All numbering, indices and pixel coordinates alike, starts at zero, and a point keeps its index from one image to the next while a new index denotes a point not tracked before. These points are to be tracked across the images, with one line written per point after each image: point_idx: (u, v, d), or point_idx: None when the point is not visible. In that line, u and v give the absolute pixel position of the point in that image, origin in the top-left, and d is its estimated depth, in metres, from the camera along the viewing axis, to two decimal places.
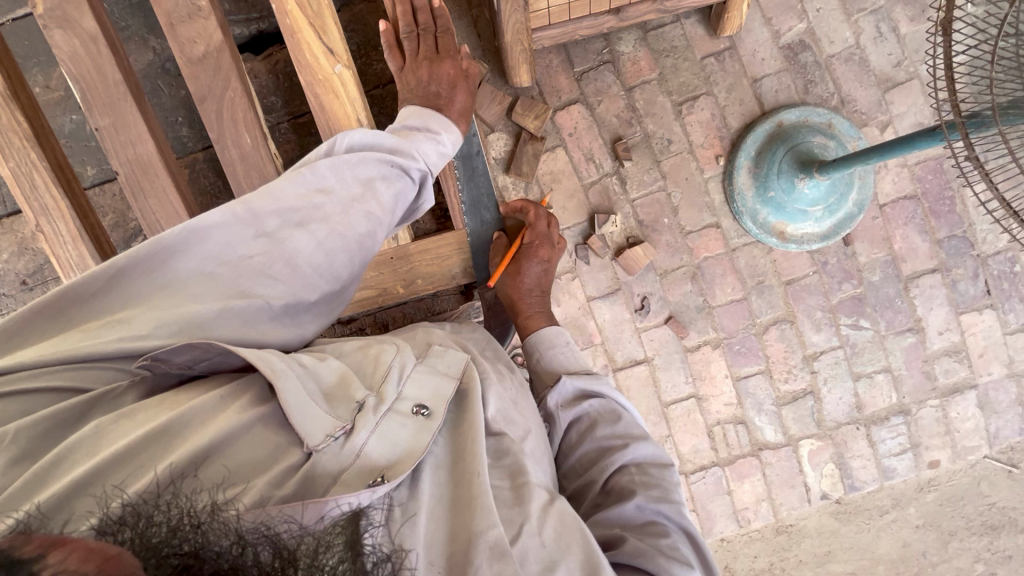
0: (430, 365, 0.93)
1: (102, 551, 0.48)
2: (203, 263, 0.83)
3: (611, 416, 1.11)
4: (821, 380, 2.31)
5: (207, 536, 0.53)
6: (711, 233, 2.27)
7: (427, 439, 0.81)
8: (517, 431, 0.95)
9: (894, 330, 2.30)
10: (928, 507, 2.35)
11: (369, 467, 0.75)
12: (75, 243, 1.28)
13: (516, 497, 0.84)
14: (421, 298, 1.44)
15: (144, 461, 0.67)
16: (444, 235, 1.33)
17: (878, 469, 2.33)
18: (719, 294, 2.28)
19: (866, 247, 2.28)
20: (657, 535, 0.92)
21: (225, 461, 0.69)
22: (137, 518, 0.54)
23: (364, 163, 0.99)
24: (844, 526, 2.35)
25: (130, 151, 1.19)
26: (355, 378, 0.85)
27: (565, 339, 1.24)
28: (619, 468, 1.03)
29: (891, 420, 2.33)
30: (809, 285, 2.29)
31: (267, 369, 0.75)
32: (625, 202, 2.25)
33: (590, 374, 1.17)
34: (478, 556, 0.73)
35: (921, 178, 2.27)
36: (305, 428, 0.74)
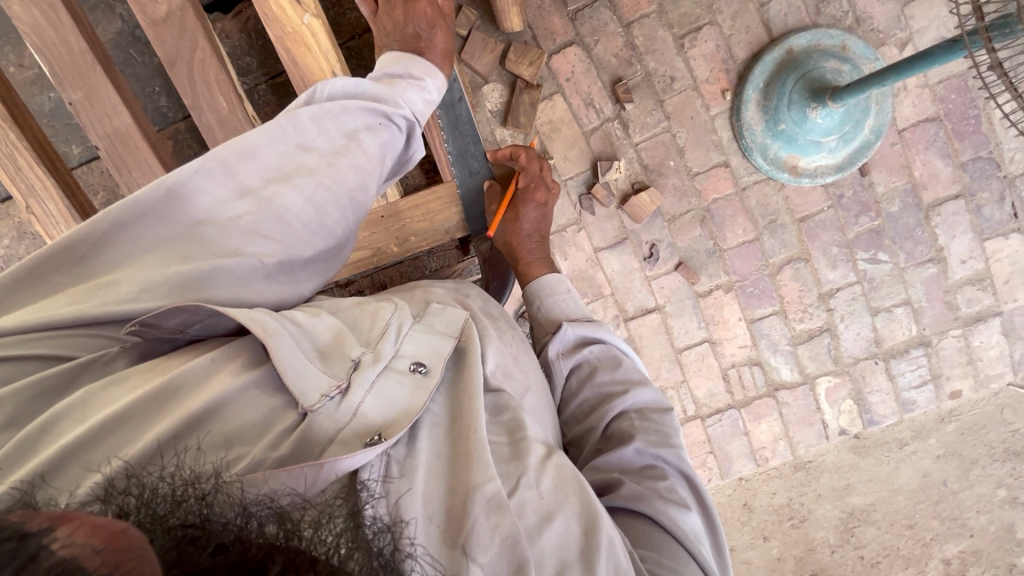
0: (428, 325, 0.92)
1: (109, 526, 0.46)
2: (187, 223, 0.82)
3: (610, 361, 1.11)
4: (838, 318, 2.27)
5: (212, 509, 0.53)
6: (720, 173, 2.19)
7: (424, 397, 0.81)
8: (515, 387, 0.95)
9: (914, 262, 2.22)
10: (949, 437, 2.34)
11: (367, 426, 0.76)
12: (67, 222, 1.28)
13: (514, 450, 0.84)
14: (416, 256, 1.38)
15: (140, 426, 0.68)
16: (433, 188, 1.31)
17: (897, 402, 2.32)
18: (730, 236, 2.22)
19: (884, 176, 2.18)
20: (657, 478, 0.93)
21: (221, 425, 0.70)
22: (138, 486, 0.55)
23: (346, 114, 0.95)
24: (863, 460, 2.36)
25: (107, 124, 1.17)
26: (350, 336, 0.84)
27: (565, 286, 1.23)
28: (619, 414, 1.03)
29: (911, 353, 2.29)
30: (824, 221, 2.21)
31: (259, 329, 0.75)
32: (628, 147, 2.18)
33: (591, 321, 1.16)
34: (475, 509, 0.73)
35: (943, 99, 2.13)
36: (301, 389, 0.74)
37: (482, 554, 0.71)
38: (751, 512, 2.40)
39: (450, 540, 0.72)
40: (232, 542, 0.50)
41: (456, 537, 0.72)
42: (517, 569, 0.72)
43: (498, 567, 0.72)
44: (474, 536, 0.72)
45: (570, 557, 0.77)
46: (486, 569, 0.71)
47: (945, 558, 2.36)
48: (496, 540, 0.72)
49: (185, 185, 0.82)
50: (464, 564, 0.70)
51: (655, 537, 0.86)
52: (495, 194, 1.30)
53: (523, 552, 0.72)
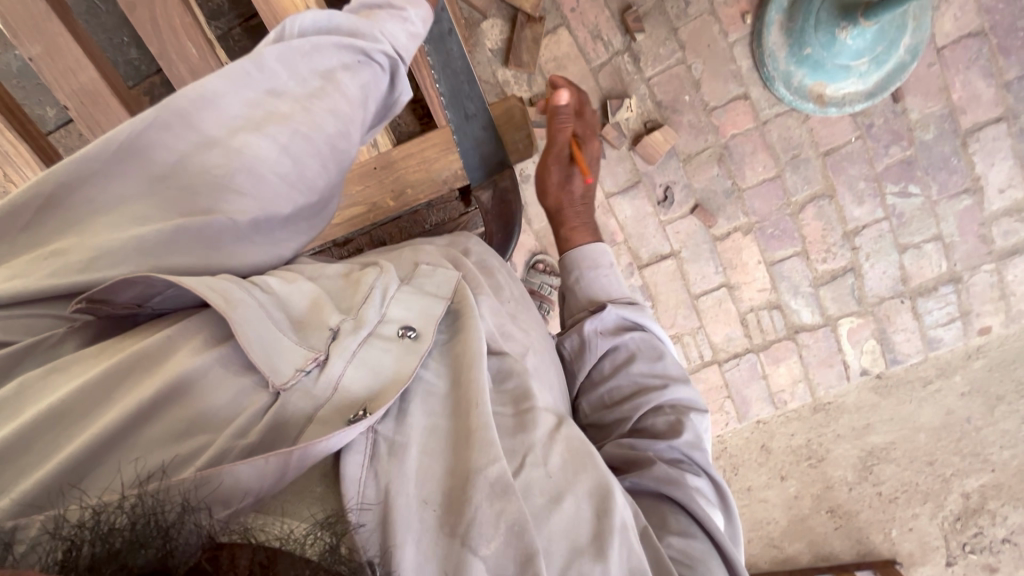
0: (417, 286, 0.89)
1: None
2: (143, 180, 0.74)
3: (650, 351, 1.08)
4: (863, 257, 2.17)
5: (177, 539, 0.49)
6: (739, 106, 2.05)
7: (413, 365, 0.75)
8: (516, 348, 0.94)
9: (947, 194, 2.09)
10: (976, 374, 2.28)
11: (349, 402, 0.69)
12: None
13: (519, 422, 0.82)
14: (415, 210, 1.29)
15: (87, 414, 0.61)
16: (427, 135, 1.24)
17: (922, 341, 2.25)
18: (750, 174, 2.11)
19: (918, 101, 2.01)
20: (689, 474, 0.95)
21: (184, 409, 0.63)
22: (94, 518, 0.49)
23: (320, 53, 0.87)
24: (884, 399, 2.33)
25: (74, 80, 1.11)
26: (329, 302, 0.78)
27: (609, 262, 1.17)
28: (654, 407, 1.03)
29: (940, 290, 2.20)
30: (851, 153, 2.07)
31: (221, 301, 0.67)
32: (639, 83, 2.04)
33: (632, 305, 1.13)
34: (478, 492, 0.69)
35: (989, 10, 1.94)
36: (273, 365, 0.67)
37: (484, 546, 0.68)
38: (769, 454, 2.40)
39: (449, 523, 0.68)
40: None
41: (455, 528, 0.68)
42: (525, 559, 0.68)
43: (502, 557, 0.68)
44: (476, 524, 0.68)
45: (581, 544, 0.74)
46: (488, 562, 0.68)
47: (965, 492, 2.35)
48: (502, 526, 0.69)
49: (137, 140, 0.74)
50: (465, 555, 0.67)
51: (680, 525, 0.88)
52: (563, 142, 1.19)
53: (532, 540, 0.68)
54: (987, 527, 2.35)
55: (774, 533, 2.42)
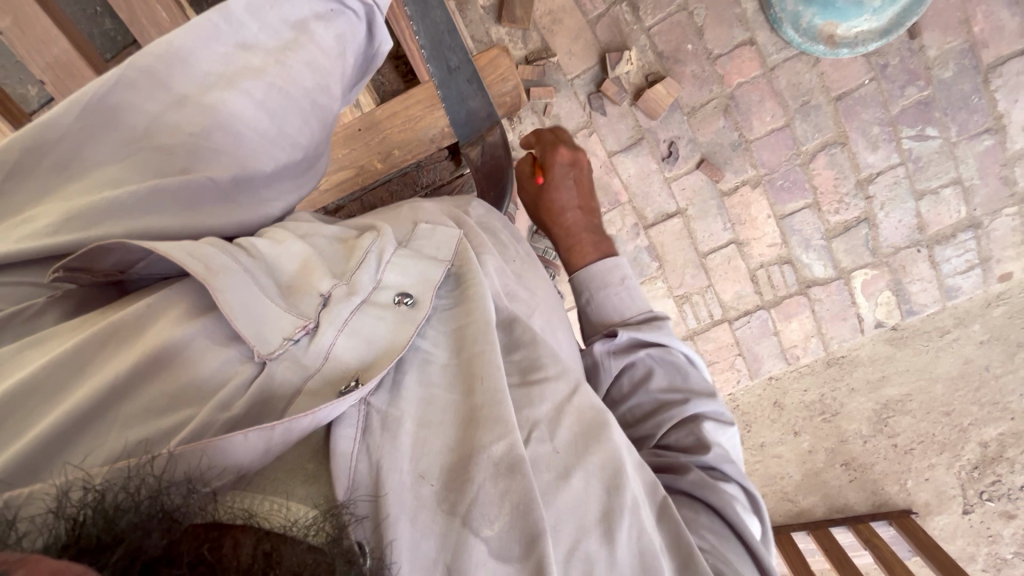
0: (415, 250, 0.88)
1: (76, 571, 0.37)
2: (115, 144, 0.73)
3: (671, 370, 1.07)
4: (878, 206, 2.10)
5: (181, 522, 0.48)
6: (745, 53, 1.96)
7: (410, 330, 0.76)
8: (521, 309, 0.96)
9: (967, 135, 2.00)
10: (995, 322, 2.23)
11: (342, 370, 0.70)
12: None
13: (525, 394, 0.82)
14: (404, 172, 1.29)
15: (72, 384, 0.61)
16: (410, 93, 1.23)
17: (940, 290, 2.19)
18: (757, 125, 2.03)
19: (936, 36, 1.90)
20: (720, 479, 0.93)
21: (171, 379, 0.63)
22: (95, 497, 0.49)
23: (288, 2, 0.84)
24: (900, 351, 2.29)
25: (46, 53, 1.12)
26: (318, 266, 0.77)
27: (619, 278, 1.15)
28: (677, 422, 1.01)
29: (958, 237, 2.12)
30: (864, 96, 1.98)
31: (200, 266, 0.65)
32: (639, 33, 1.96)
33: (647, 324, 1.10)
34: (478, 470, 0.70)
35: None
36: (258, 333, 0.66)
37: (487, 527, 0.69)
38: (782, 410, 2.39)
39: (448, 500, 0.69)
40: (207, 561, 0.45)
41: (456, 507, 0.69)
42: (530, 540, 0.69)
43: (506, 539, 0.69)
44: (479, 505, 0.69)
45: (588, 523, 0.75)
46: (491, 543, 0.69)
47: (983, 441, 2.33)
48: (506, 503, 0.70)
49: (106, 102, 0.73)
50: (467, 538, 0.68)
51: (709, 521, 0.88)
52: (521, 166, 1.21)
53: (537, 521, 0.69)
54: (1005, 475, 2.34)
55: (788, 488, 2.44)
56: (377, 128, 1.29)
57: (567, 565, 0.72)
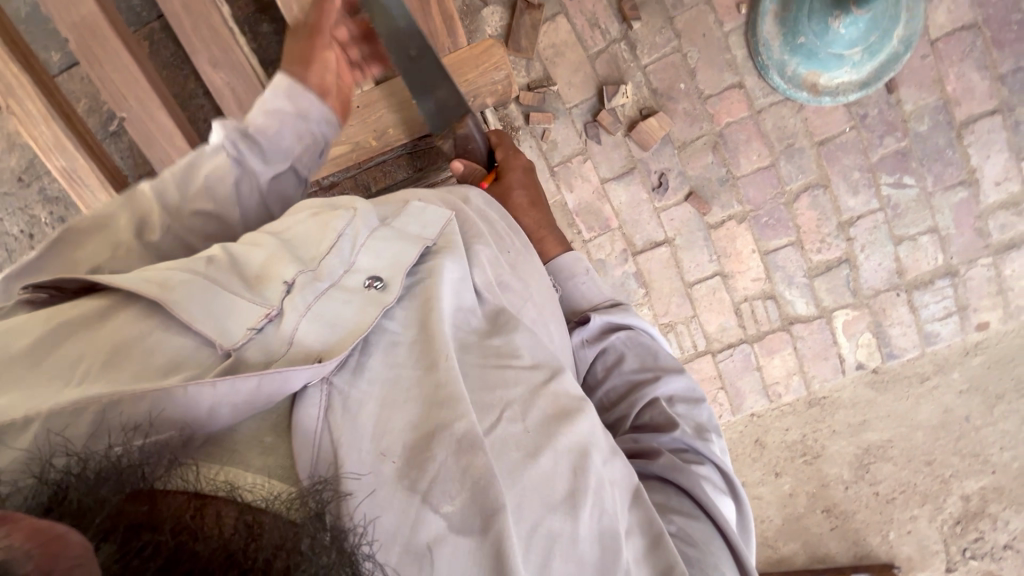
0: (398, 230, 0.94)
1: (50, 528, 0.41)
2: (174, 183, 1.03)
3: (640, 350, 1.16)
4: (859, 248, 2.17)
5: (162, 496, 0.54)
6: (734, 95, 2.08)
7: (372, 316, 0.81)
8: (512, 300, 1.02)
9: (942, 186, 2.09)
10: (974, 371, 2.26)
11: (306, 351, 0.77)
12: (46, 121, 1.31)
13: (495, 375, 0.86)
14: None
15: (52, 378, 0.68)
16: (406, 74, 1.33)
17: (919, 335, 2.23)
18: (744, 163, 2.13)
19: (912, 92, 2.02)
20: (692, 461, 0.99)
21: (138, 361, 0.71)
22: (79, 466, 0.55)
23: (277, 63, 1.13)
24: (881, 395, 2.30)
25: (81, 15, 1.28)
26: (282, 259, 0.83)
27: (583, 269, 1.28)
28: (650, 402, 1.08)
29: (936, 283, 2.18)
30: (845, 143, 2.09)
31: (157, 287, 0.75)
32: (635, 70, 2.08)
33: (613, 309, 1.22)
34: (438, 447, 0.75)
35: (982, 3, 1.95)
36: (222, 329, 0.74)
37: (447, 503, 0.74)
38: (764, 449, 2.36)
39: (410, 474, 0.74)
40: (186, 531, 0.51)
41: (416, 484, 0.74)
42: (488, 516, 0.73)
43: (466, 513, 0.74)
44: (439, 481, 0.74)
45: (553, 502, 0.79)
46: (451, 518, 0.73)
47: (965, 495, 2.30)
48: (464, 484, 0.74)
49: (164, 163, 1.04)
50: (425, 511, 0.73)
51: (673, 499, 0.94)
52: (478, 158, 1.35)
53: (497, 497, 0.74)
54: (988, 532, 2.30)
55: (769, 531, 2.39)
56: None
57: (530, 541, 0.75)
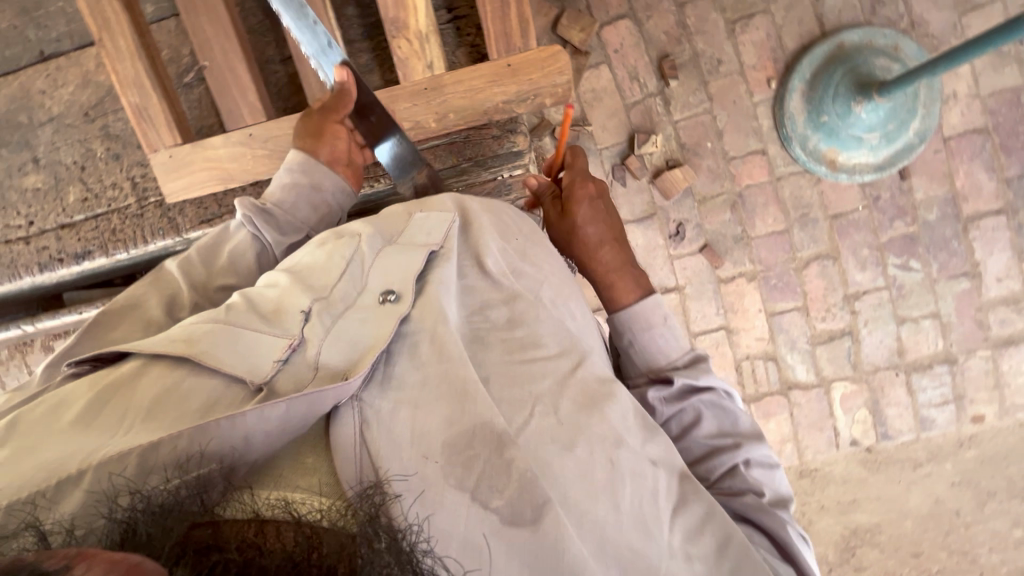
0: (407, 241, 0.97)
1: (125, 559, 0.52)
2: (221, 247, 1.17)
3: (719, 413, 1.14)
4: (862, 322, 2.22)
5: (225, 522, 0.62)
6: (756, 160, 2.19)
7: (390, 324, 0.87)
8: (528, 284, 1.02)
9: (946, 274, 2.17)
10: (967, 464, 2.25)
11: (330, 373, 0.81)
12: (132, 58, 1.36)
13: (515, 377, 0.91)
14: (451, 141, 1.44)
15: (98, 431, 0.72)
16: (478, 65, 1.36)
17: (915, 419, 2.24)
18: (759, 225, 2.21)
19: (924, 182, 2.14)
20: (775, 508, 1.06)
21: (177, 405, 0.75)
22: (142, 503, 0.63)
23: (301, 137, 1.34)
24: (873, 475, 2.28)
25: None
26: (295, 292, 0.89)
27: (661, 321, 1.18)
28: (732, 466, 1.09)
29: (935, 368, 2.22)
30: (856, 220, 2.18)
31: (183, 344, 0.80)
32: (666, 124, 2.20)
33: (693, 369, 1.15)
34: (480, 446, 0.81)
35: (993, 111, 2.10)
36: (250, 368, 0.80)
37: (495, 497, 0.80)
38: None
39: (457, 464, 0.80)
40: (247, 545, 0.59)
41: (465, 481, 0.80)
42: (539, 507, 0.81)
43: (516, 505, 0.80)
44: (486, 476, 0.80)
45: (595, 490, 0.87)
46: (503, 511, 0.80)
47: None
48: (509, 480, 0.81)
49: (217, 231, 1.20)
50: (480, 508, 0.79)
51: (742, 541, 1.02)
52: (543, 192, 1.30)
53: (539, 493, 0.81)
54: None
55: None
56: (439, 92, 1.39)
57: (582, 530, 0.84)
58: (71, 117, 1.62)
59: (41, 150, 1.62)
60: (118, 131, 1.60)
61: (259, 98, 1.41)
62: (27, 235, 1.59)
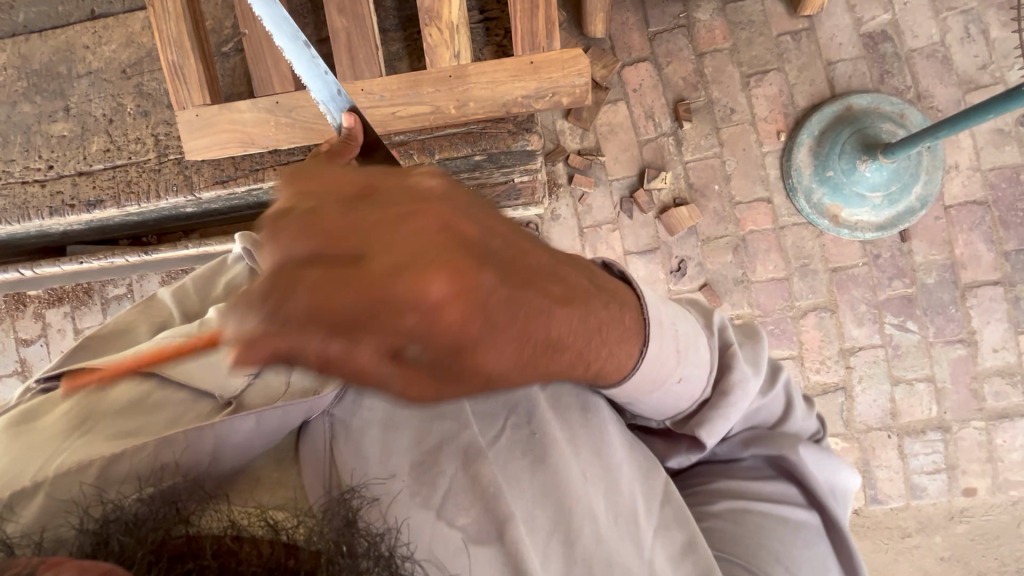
0: None
1: (98, 568, 0.52)
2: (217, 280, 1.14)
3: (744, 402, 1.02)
4: (856, 378, 2.20)
5: (198, 528, 0.62)
6: (761, 207, 2.24)
7: None
8: None
9: (943, 339, 2.17)
10: (957, 540, 2.17)
11: (300, 389, 0.82)
12: (178, 19, 1.45)
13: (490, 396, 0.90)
14: (469, 129, 1.49)
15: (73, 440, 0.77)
16: (503, 60, 1.42)
17: (906, 485, 2.19)
18: (760, 269, 2.24)
19: (924, 246, 2.18)
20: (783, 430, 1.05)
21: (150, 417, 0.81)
22: (116, 512, 0.62)
23: None
24: (859, 541, 2.20)
25: None
26: None
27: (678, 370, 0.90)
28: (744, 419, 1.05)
29: (928, 434, 2.18)
30: (856, 276, 2.21)
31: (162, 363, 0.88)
32: (677, 163, 2.27)
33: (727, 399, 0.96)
34: (446, 462, 0.84)
35: (994, 186, 2.16)
36: (222, 384, 0.85)
37: (460, 515, 0.81)
38: None
39: (422, 480, 0.82)
40: (220, 550, 0.59)
41: (429, 500, 0.81)
42: (500, 524, 0.81)
43: (479, 523, 0.81)
44: (451, 496, 0.82)
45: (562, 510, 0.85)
46: (467, 528, 0.80)
47: None
48: (472, 497, 0.82)
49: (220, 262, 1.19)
50: (444, 526, 0.80)
51: (805, 516, 1.01)
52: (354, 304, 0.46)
53: (502, 510, 0.81)
54: None
55: None
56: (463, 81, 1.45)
57: (546, 548, 0.83)
58: (108, 73, 1.67)
59: (74, 101, 1.67)
60: (150, 91, 1.65)
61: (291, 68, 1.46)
62: (45, 178, 1.64)
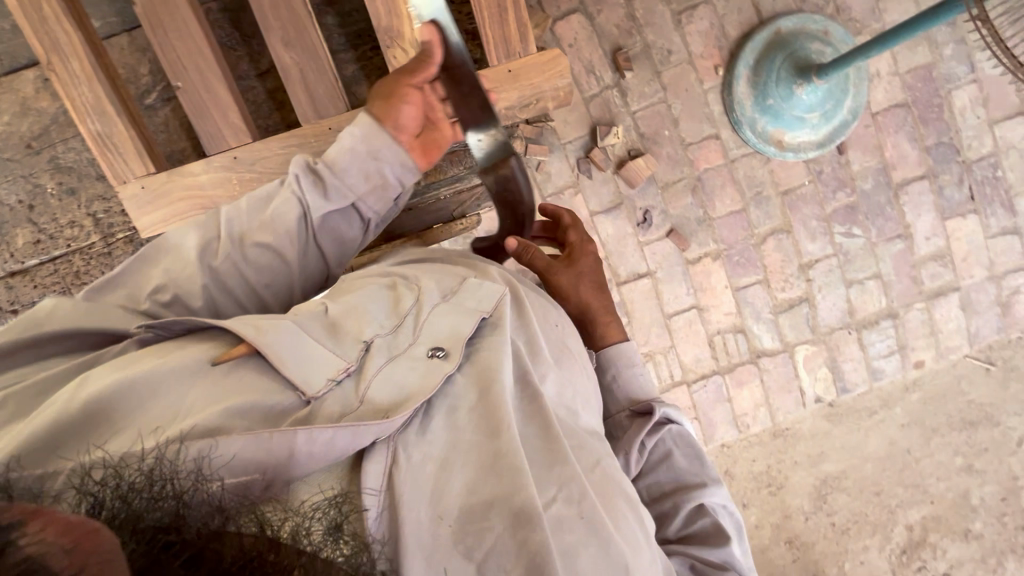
0: (458, 302, 0.99)
1: (83, 524, 0.44)
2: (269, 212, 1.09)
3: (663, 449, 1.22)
4: (816, 288, 2.39)
5: (190, 508, 0.57)
6: (710, 145, 2.30)
7: (435, 380, 0.86)
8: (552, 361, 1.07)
9: (884, 238, 2.38)
10: (914, 406, 2.49)
11: (374, 407, 0.81)
12: (89, 80, 1.33)
13: (546, 442, 0.90)
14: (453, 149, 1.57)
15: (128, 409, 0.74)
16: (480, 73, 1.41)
17: (867, 371, 2.46)
18: (719, 206, 2.33)
19: (859, 155, 2.33)
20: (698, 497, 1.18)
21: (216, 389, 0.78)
22: (114, 480, 0.60)
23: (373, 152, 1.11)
24: (836, 427, 2.47)
25: None
26: (364, 321, 0.92)
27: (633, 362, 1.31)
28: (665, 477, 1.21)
29: (880, 324, 2.44)
30: (805, 195, 2.34)
31: (252, 329, 0.83)
32: (625, 115, 2.25)
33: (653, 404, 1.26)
34: (495, 518, 0.79)
35: (911, 87, 2.31)
36: (308, 378, 0.81)
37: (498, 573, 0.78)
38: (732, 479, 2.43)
39: (462, 533, 0.79)
40: (210, 537, 0.54)
41: (472, 552, 0.78)
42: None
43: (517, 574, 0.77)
44: (495, 551, 0.78)
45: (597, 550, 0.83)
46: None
47: (908, 524, 2.44)
48: (519, 555, 0.78)
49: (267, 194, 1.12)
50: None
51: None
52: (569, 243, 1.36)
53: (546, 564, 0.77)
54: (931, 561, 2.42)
55: None
56: None
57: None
58: (10, 150, 1.63)
59: None
60: (69, 163, 1.64)
61: (241, 117, 1.41)
62: None
